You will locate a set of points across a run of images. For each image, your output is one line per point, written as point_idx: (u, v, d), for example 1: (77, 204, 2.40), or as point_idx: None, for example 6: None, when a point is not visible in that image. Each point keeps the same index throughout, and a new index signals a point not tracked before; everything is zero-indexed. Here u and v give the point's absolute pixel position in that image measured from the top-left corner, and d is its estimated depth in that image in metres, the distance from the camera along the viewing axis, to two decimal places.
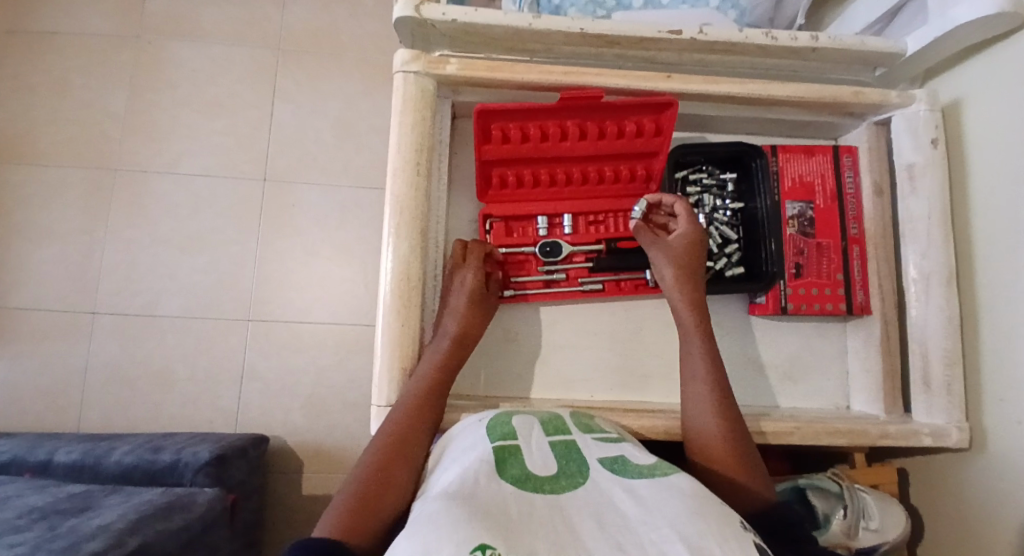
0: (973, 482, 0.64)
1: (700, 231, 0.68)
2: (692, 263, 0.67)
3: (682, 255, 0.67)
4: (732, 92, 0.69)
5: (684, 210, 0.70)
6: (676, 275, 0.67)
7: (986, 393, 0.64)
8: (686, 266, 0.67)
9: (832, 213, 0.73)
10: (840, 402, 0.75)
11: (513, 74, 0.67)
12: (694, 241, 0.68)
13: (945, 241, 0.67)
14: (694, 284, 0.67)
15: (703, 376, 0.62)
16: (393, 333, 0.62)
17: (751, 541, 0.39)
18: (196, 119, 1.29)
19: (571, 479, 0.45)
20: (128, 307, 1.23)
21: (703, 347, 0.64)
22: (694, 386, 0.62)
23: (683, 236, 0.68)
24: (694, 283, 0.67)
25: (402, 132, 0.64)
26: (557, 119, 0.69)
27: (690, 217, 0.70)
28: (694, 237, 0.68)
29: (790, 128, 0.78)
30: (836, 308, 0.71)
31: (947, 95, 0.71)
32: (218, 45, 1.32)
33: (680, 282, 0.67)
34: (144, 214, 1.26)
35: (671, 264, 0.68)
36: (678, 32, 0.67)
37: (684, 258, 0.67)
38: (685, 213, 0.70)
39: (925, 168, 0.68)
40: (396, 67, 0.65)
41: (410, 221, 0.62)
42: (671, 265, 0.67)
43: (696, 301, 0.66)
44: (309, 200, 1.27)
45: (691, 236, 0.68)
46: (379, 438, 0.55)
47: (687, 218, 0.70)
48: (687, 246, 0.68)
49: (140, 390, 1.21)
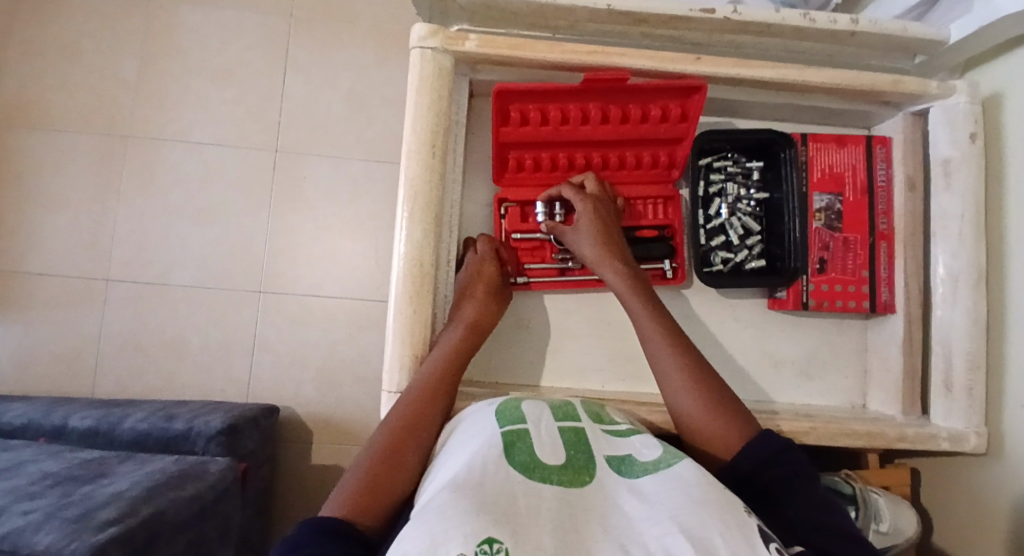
0: (989, 486, 0.63)
1: (597, 203, 0.67)
2: (612, 234, 0.67)
3: (599, 226, 0.66)
4: (765, 77, 0.65)
5: (588, 186, 0.69)
6: (600, 245, 0.65)
7: (1009, 399, 0.63)
8: (605, 245, 0.65)
9: (862, 207, 0.70)
10: (856, 400, 0.74)
11: (535, 52, 0.63)
12: (606, 213, 0.67)
13: (977, 239, 0.64)
14: (620, 257, 0.65)
15: (662, 347, 0.60)
16: (405, 318, 0.60)
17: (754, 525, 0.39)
18: (206, 87, 1.27)
19: (577, 475, 0.44)
20: (140, 275, 1.23)
21: (652, 312, 0.62)
22: (659, 360, 0.60)
23: (586, 216, 0.66)
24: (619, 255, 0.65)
25: (418, 112, 0.62)
26: (578, 101, 0.66)
27: (595, 191, 0.69)
28: (594, 212, 0.66)
29: (822, 117, 0.74)
30: (859, 305, 0.69)
31: (989, 86, 0.67)
32: (228, 10, 1.29)
33: (605, 259, 0.65)
34: (155, 183, 1.25)
35: (592, 247, 0.66)
36: (711, 12, 0.63)
37: (600, 227, 0.66)
38: (591, 190, 0.69)
39: (962, 163, 0.65)
40: (413, 43, 0.62)
41: (425, 205, 0.61)
42: (593, 239, 0.66)
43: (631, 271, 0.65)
44: (320, 172, 1.25)
45: (592, 211, 0.67)
46: (390, 420, 0.55)
47: (593, 193, 0.69)
48: (599, 217, 0.66)
49: (152, 358, 1.22)
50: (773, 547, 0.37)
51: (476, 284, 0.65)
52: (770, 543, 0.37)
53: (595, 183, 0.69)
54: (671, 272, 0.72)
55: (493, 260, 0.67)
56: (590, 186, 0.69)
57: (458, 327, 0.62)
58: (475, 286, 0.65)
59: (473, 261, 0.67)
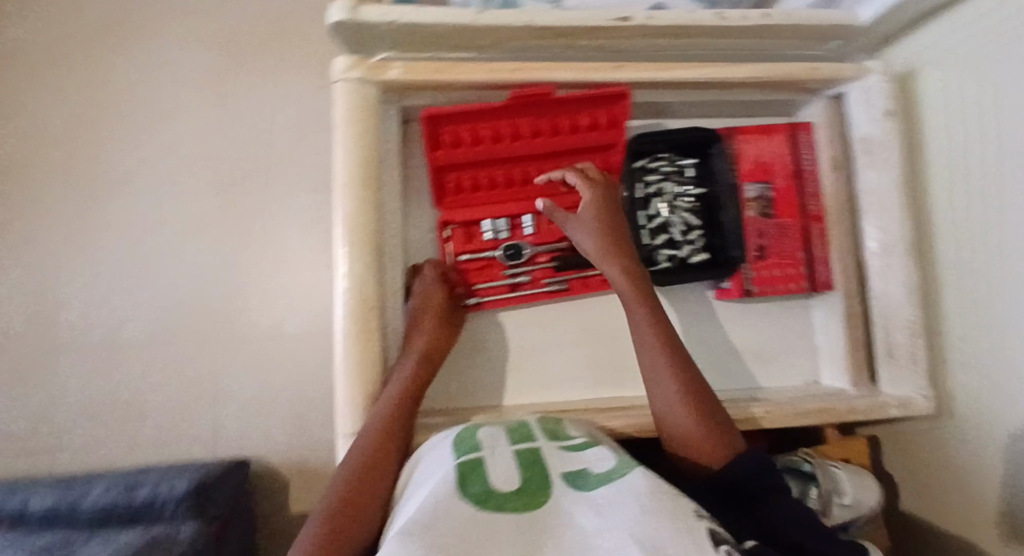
0: (943, 448, 0.66)
1: (603, 192, 0.67)
2: (613, 226, 0.66)
3: (602, 218, 0.66)
4: (686, 78, 0.67)
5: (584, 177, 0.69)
6: (601, 238, 0.65)
7: (954, 361, 0.65)
8: (606, 235, 0.65)
9: (792, 192, 0.72)
10: (811, 376, 0.76)
11: (459, 74, 0.64)
12: (609, 205, 0.67)
13: (903, 212, 0.67)
14: (621, 249, 0.65)
15: (655, 347, 0.61)
16: (354, 357, 0.60)
17: (703, 529, 0.40)
18: (140, 131, 1.23)
19: (532, 497, 0.44)
20: (90, 335, 1.19)
21: (650, 312, 0.62)
22: (649, 359, 0.61)
23: (591, 204, 0.66)
24: (620, 247, 0.65)
25: (346, 146, 0.61)
26: (506, 118, 0.67)
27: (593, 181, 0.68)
28: (600, 201, 0.67)
29: (747, 109, 0.77)
30: (799, 287, 0.72)
31: (901, 64, 0.70)
32: (155, 49, 1.26)
33: (605, 251, 0.65)
34: (96, 237, 1.21)
35: (594, 237, 0.66)
36: (626, 19, 0.64)
37: (602, 218, 0.66)
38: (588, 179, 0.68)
39: (882, 141, 0.67)
40: (336, 76, 0.62)
41: (362, 241, 0.60)
42: (598, 232, 0.66)
43: (629, 265, 0.65)
44: (269, 207, 1.23)
45: (598, 200, 0.67)
46: (347, 465, 0.55)
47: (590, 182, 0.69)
48: (603, 208, 0.66)
49: (110, 419, 1.18)
50: (722, 549, 0.39)
51: (426, 311, 0.65)
52: (720, 546, 0.38)
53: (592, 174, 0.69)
54: None
55: (442, 285, 0.68)
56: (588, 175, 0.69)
57: (410, 358, 0.62)
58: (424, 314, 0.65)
59: (423, 283, 0.68)
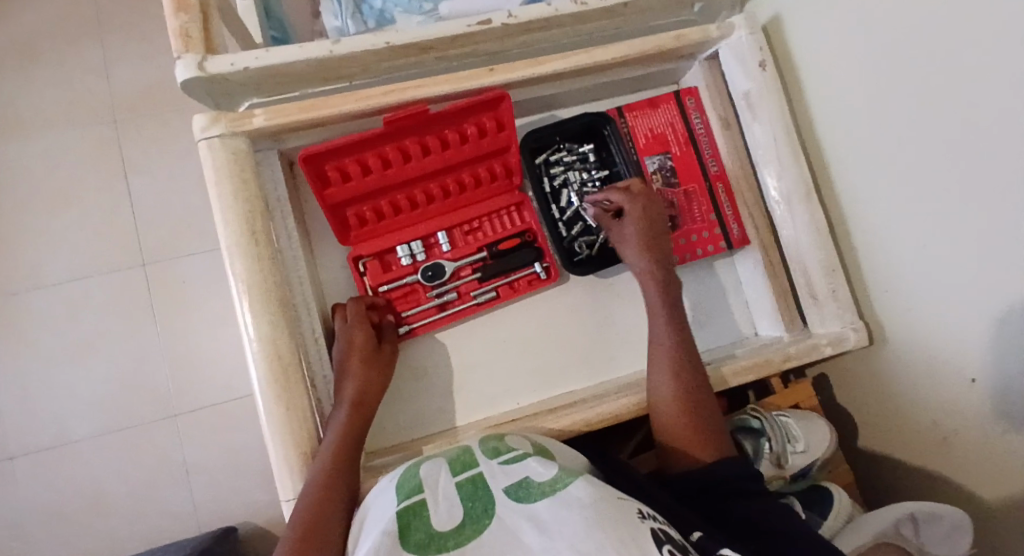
0: (883, 373, 0.67)
1: (654, 207, 0.69)
2: (657, 241, 0.68)
3: (648, 237, 0.68)
4: (560, 69, 0.67)
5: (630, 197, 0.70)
6: (647, 254, 0.68)
7: (873, 288, 0.66)
8: (650, 252, 0.68)
9: (689, 157, 0.75)
10: (748, 329, 0.78)
11: (330, 108, 0.62)
12: (656, 221, 0.69)
13: (795, 157, 0.67)
14: (660, 263, 0.68)
15: (670, 347, 0.64)
16: (280, 418, 0.57)
17: (648, 529, 0.41)
18: (48, 220, 1.25)
19: (476, 525, 0.42)
20: (40, 441, 1.21)
21: (666, 314, 0.66)
22: (658, 351, 0.64)
23: (640, 220, 0.68)
24: (661, 260, 0.68)
25: (224, 203, 0.59)
26: (392, 141, 0.66)
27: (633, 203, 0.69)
28: (649, 216, 0.68)
29: (632, 85, 0.77)
30: (717, 248, 0.74)
31: (766, 13, 0.71)
32: (44, 134, 1.27)
33: (648, 264, 0.68)
34: (24, 341, 1.22)
35: (638, 252, 0.68)
36: (487, 22, 0.64)
37: (648, 237, 0.68)
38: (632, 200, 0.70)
39: (760, 92, 0.68)
40: (198, 135, 0.60)
41: (264, 298, 0.58)
42: (642, 250, 0.68)
43: (663, 276, 0.68)
44: (196, 271, 1.25)
45: (649, 216, 0.68)
46: (292, 528, 0.51)
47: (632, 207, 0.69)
48: (649, 225, 0.68)
49: (78, 519, 1.20)
50: (665, 550, 0.39)
51: (352, 355, 0.63)
52: (663, 547, 0.39)
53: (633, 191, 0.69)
54: (544, 272, 0.73)
55: (365, 325, 0.65)
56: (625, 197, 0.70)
57: (344, 406, 0.60)
58: (349, 358, 0.63)
59: (346, 329, 0.65)
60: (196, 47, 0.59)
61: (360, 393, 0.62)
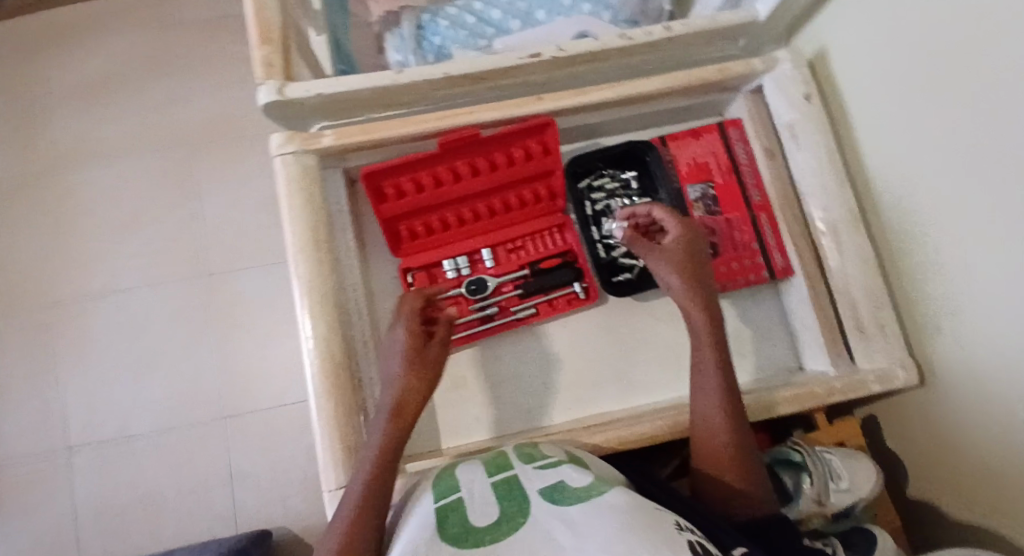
0: (934, 413, 0.64)
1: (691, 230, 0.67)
2: (698, 264, 0.65)
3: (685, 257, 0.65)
4: (604, 99, 0.71)
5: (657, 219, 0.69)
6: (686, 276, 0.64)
7: (923, 322, 0.64)
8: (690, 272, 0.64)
9: (732, 186, 0.76)
10: (792, 363, 0.76)
11: (390, 130, 0.67)
12: (693, 245, 0.66)
13: (841, 186, 0.67)
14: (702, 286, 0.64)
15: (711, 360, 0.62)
16: (328, 412, 0.60)
17: (684, 542, 0.40)
18: (125, 233, 1.37)
19: (511, 522, 0.44)
20: (100, 436, 1.29)
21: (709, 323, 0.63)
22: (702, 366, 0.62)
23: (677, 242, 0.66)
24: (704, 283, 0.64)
25: (294, 211, 0.64)
26: (445, 162, 0.71)
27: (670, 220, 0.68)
28: (685, 237, 0.66)
29: (674, 115, 0.80)
30: (759, 276, 0.74)
31: (812, 47, 0.73)
32: (127, 155, 1.40)
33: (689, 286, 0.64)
34: (94, 342, 1.32)
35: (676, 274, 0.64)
36: (537, 55, 0.68)
37: (686, 258, 0.65)
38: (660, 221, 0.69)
39: (804, 123, 0.69)
40: (273, 152, 0.65)
41: (322, 299, 0.63)
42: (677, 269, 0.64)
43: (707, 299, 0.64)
44: (255, 283, 1.34)
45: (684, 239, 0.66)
46: (343, 513, 0.50)
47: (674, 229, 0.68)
48: (686, 246, 0.65)
49: (129, 513, 1.27)
50: None
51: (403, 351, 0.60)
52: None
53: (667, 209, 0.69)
54: (583, 292, 0.75)
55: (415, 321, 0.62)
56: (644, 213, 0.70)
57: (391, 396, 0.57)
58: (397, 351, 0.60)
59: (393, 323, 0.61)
60: (277, 75, 0.66)
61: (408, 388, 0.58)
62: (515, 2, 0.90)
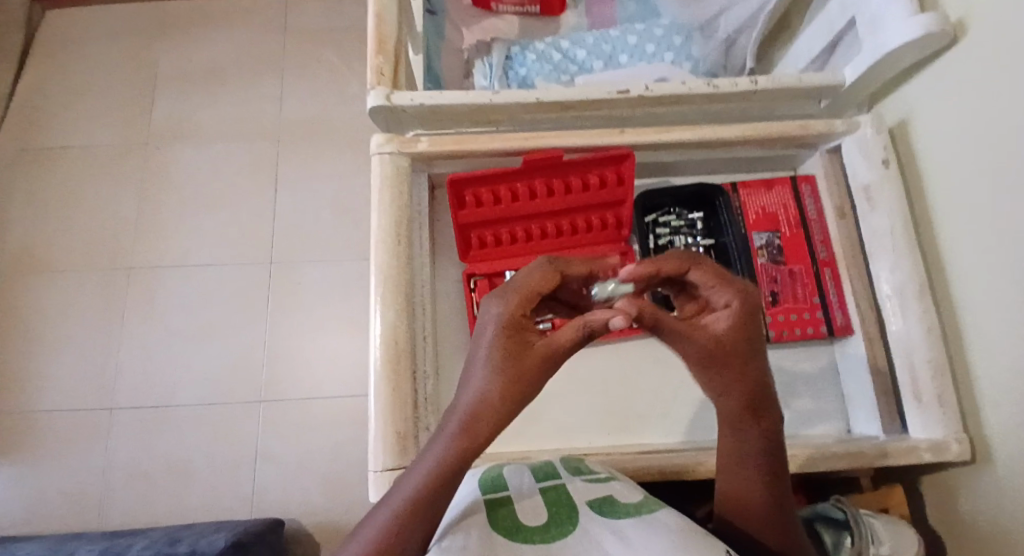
0: (984, 494, 0.62)
1: (739, 314, 0.50)
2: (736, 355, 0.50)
3: (723, 350, 0.49)
4: (684, 139, 0.73)
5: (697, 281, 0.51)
6: (714, 370, 0.50)
7: (980, 399, 0.63)
8: (721, 369, 0.50)
9: (799, 239, 0.77)
10: (841, 425, 0.75)
11: (479, 144, 0.72)
12: (733, 334, 0.50)
13: (911, 252, 0.67)
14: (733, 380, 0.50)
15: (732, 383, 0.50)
16: (386, 396, 0.64)
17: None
18: (202, 213, 1.45)
19: (560, 527, 0.46)
20: (143, 401, 1.33)
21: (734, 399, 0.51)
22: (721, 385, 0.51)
23: (719, 331, 0.49)
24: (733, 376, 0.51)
25: (383, 206, 0.69)
26: (524, 180, 0.75)
27: (721, 291, 0.50)
28: (729, 324, 0.49)
29: (747, 165, 0.83)
30: (817, 331, 0.74)
31: (893, 117, 0.75)
32: (218, 142, 1.50)
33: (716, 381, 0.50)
34: (154, 308, 1.39)
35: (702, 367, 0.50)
36: (625, 92, 0.72)
37: (722, 351, 0.49)
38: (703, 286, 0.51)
39: (880, 185, 0.70)
40: (373, 151, 0.72)
41: (394, 289, 0.67)
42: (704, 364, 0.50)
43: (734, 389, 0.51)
44: (313, 276, 1.40)
45: (726, 327, 0.49)
46: (402, 501, 0.42)
47: (721, 302, 0.50)
48: (728, 340, 0.49)
49: (153, 480, 1.28)
50: None
51: (511, 340, 0.45)
52: None
53: (718, 268, 0.51)
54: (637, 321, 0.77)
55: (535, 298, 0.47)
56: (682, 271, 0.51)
57: (493, 389, 0.44)
58: (506, 336, 0.45)
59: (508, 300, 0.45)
60: (386, 83, 0.72)
61: (514, 390, 0.44)
62: (601, 43, 0.95)
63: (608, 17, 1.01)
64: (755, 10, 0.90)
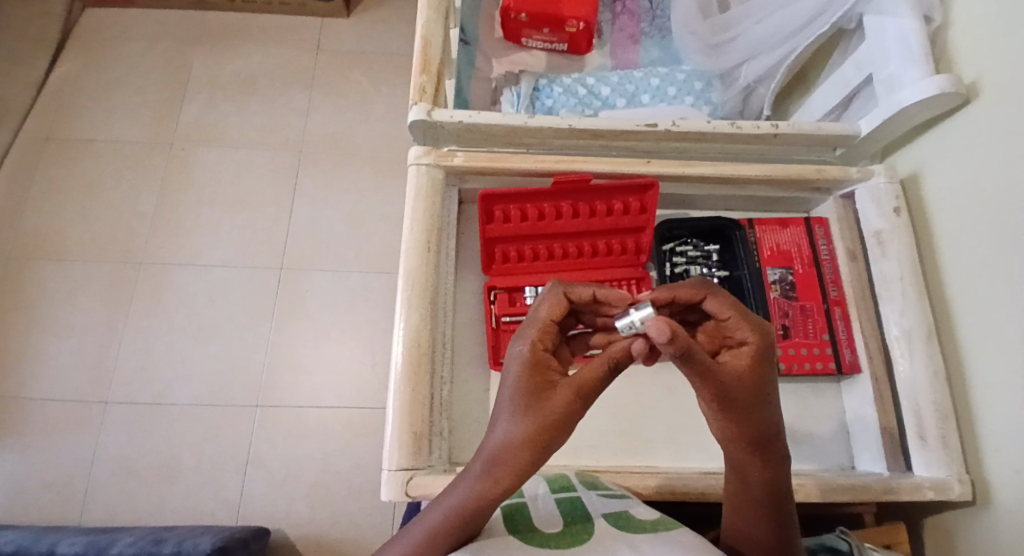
0: (983, 538, 0.63)
1: (760, 356, 0.48)
2: (753, 399, 0.48)
3: (741, 394, 0.48)
4: (706, 174, 0.77)
5: (712, 311, 0.50)
6: (731, 412, 0.48)
7: (981, 443, 0.65)
8: (738, 411, 0.48)
9: (811, 278, 0.80)
10: (845, 462, 0.77)
11: (512, 163, 0.76)
12: (754, 380, 0.48)
13: (920, 298, 0.70)
14: (747, 423, 0.48)
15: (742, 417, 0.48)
16: (405, 397, 0.64)
17: None
18: (218, 214, 1.48)
19: (576, 535, 0.47)
20: (139, 395, 1.32)
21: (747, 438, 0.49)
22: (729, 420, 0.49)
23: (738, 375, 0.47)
24: (749, 420, 0.48)
25: (415, 214, 0.72)
26: (552, 201, 0.79)
27: (738, 323, 0.49)
28: (749, 366, 0.48)
29: (763, 204, 0.86)
30: (826, 366, 0.76)
31: (905, 169, 0.79)
32: (241, 148, 1.54)
33: (730, 422, 0.49)
34: (161, 303, 1.39)
35: (720, 408, 0.48)
36: (653, 125, 0.76)
37: (743, 395, 0.48)
38: (719, 316, 0.50)
39: (892, 233, 0.73)
40: (410, 161, 0.75)
41: (420, 293, 0.68)
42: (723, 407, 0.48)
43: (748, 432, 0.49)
44: (322, 285, 1.42)
45: (747, 373, 0.48)
46: (432, 520, 0.45)
47: (737, 336, 0.49)
48: (748, 383, 0.48)
49: (140, 477, 1.26)
50: None
51: (533, 373, 0.46)
52: None
53: (735, 301, 0.50)
54: None
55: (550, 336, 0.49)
56: (697, 298, 0.51)
57: (515, 424, 0.45)
58: (529, 372, 0.46)
59: (524, 337, 0.47)
60: (427, 100, 0.75)
61: (541, 423, 0.44)
62: (625, 83, 0.99)
63: (632, 60, 1.04)
64: (774, 63, 0.93)
